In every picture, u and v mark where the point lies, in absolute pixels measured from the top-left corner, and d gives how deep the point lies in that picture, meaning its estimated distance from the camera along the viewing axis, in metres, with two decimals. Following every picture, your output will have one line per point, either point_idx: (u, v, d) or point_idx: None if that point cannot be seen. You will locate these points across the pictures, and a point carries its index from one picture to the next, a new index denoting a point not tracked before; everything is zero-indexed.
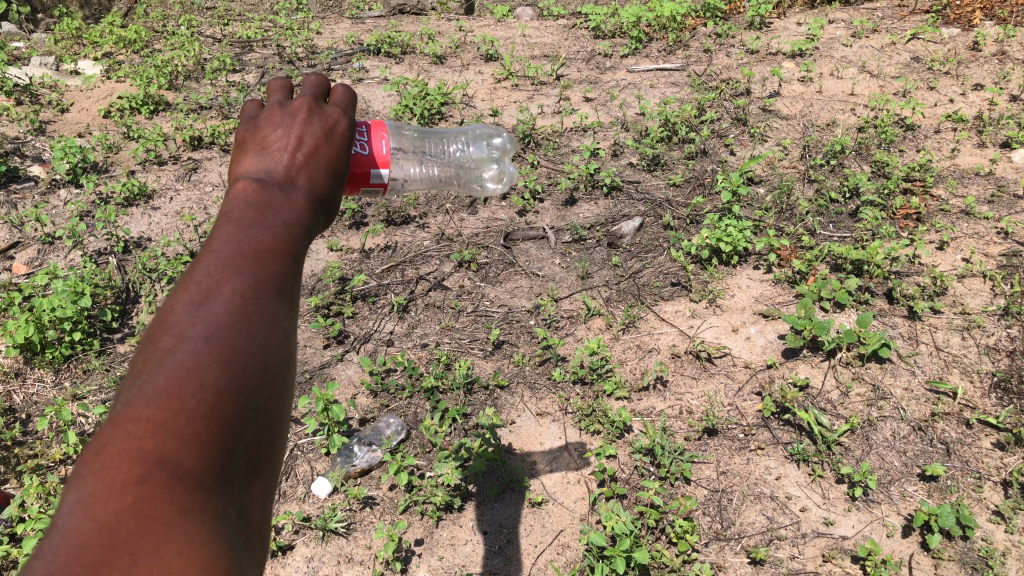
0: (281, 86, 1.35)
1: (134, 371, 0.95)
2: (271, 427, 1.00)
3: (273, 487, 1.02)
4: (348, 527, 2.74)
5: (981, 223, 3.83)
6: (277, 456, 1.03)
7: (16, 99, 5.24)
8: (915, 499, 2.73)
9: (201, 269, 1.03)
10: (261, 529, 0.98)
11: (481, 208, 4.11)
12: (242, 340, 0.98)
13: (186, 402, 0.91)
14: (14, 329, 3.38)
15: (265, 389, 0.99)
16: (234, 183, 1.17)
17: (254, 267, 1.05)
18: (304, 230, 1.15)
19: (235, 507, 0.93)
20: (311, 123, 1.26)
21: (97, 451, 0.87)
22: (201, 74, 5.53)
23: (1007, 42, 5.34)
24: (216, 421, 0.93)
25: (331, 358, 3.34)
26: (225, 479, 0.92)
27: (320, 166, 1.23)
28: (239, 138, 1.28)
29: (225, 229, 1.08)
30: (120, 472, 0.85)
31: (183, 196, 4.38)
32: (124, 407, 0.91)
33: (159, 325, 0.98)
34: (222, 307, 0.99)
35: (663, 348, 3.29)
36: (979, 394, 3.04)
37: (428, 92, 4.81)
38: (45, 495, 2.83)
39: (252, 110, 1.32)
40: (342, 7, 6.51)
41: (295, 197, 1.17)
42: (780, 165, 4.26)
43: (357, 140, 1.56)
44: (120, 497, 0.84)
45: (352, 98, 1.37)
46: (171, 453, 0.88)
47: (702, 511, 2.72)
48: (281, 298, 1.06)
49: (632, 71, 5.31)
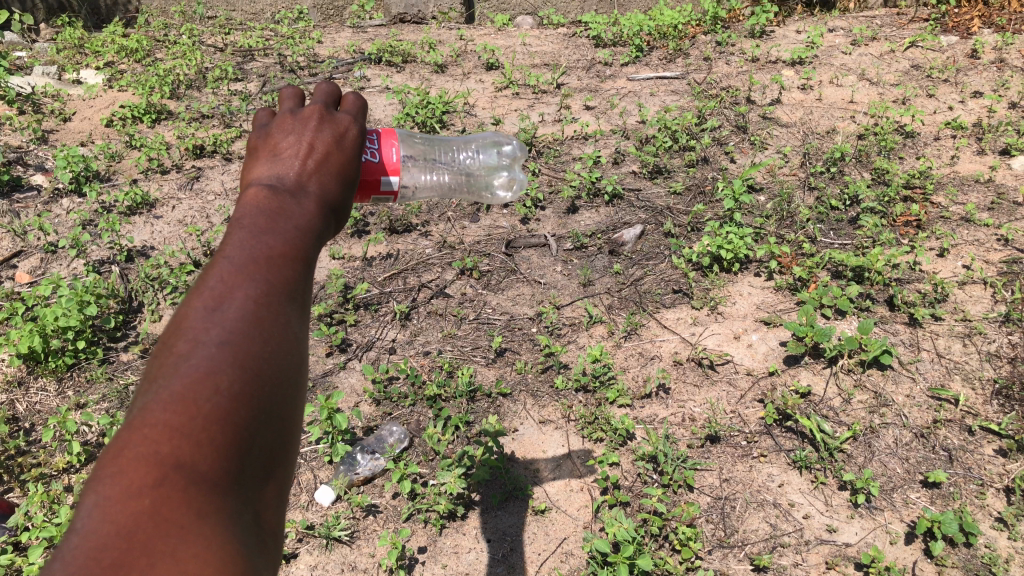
0: (293, 94, 1.36)
1: (149, 376, 0.96)
2: (285, 431, 1.01)
3: (287, 490, 1.02)
4: (351, 536, 2.74)
5: (981, 230, 3.84)
6: (290, 460, 1.03)
7: (19, 108, 5.27)
8: (918, 506, 2.74)
9: (214, 274, 1.04)
10: (276, 532, 0.99)
11: (482, 216, 4.13)
12: (256, 345, 0.99)
13: (202, 406, 0.92)
14: (18, 339, 3.40)
15: (278, 393, 1.00)
16: (245, 190, 1.18)
17: (267, 272, 1.06)
18: (315, 236, 1.16)
19: (249, 511, 0.94)
20: (322, 130, 1.27)
21: (114, 455, 0.88)
22: (202, 83, 5.56)
23: (1006, 50, 5.36)
24: (231, 425, 0.93)
25: (333, 366, 3.35)
26: (239, 483, 0.93)
27: (330, 172, 1.24)
28: (250, 145, 1.29)
29: (238, 236, 1.09)
30: (139, 475, 0.87)
31: (185, 205, 4.40)
32: (141, 411, 0.92)
33: (174, 330, 0.99)
34: (236, 312, 1.00)
35: (665, 355, 3.30)
36: (981, 401, 3.05)
37: (429, 101, 4.83)
38: (49, 504, 2.85)
39: (264, 118, 1.33)
40: (342, 16, 6.53)
41: (306, 203, 1.18)
42: (779, 173, 4.27)
43: (367, 147, 1.58)
44: (138, 500, 0.85)
45: (363, 104, 1.38)
46: (187, 458, 0.89)
47: (705, 518, 2.72)
48: (293, 303, 1.06)
49: (632, 80, 5.33)
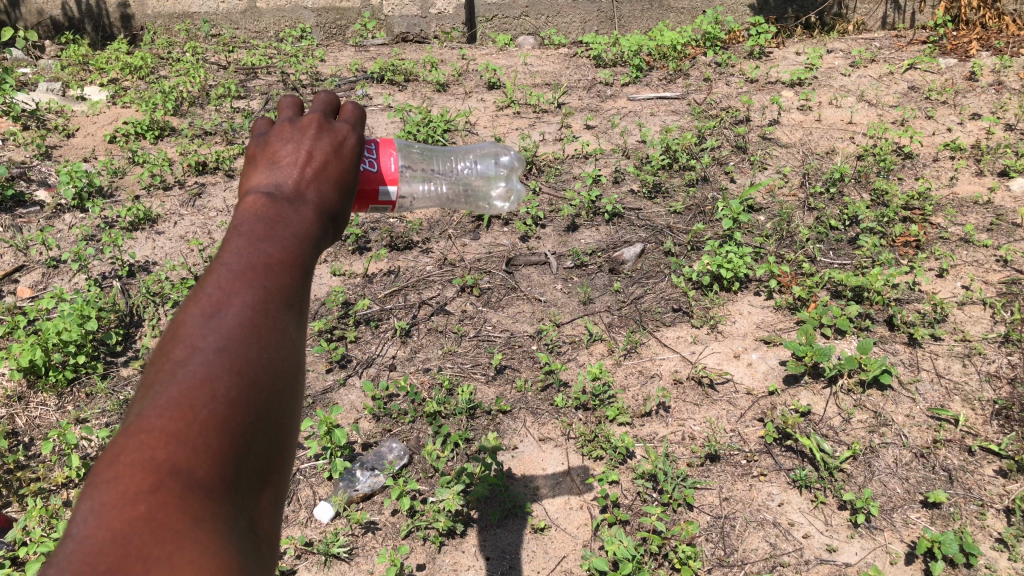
0: (292, 103, 1.38)
1: (146, 383, 0.97)
2: (282, 437, 1.02)
3: (284, 495, 1.04)
4: (350, 553, 2.74)
5: (980, 250, 3.86)
6: (287, 466, 1.04)
7: (23, 125, 5.32)
8: (918, 526, 2.73)
9: (212, 281, 1.05)
10: (272, 538, 1.00)
11: (483, 233, 4.15)
12: (253, 352, 1.00)
13: (198, 413, 0.93)
14: (19, 353, 3.41)
15: (275, 399, 1.01)
16: (244, 197, 1.19)
17: (265, 280, 1.07)
18: (313, 243, 1.18)
19: (245, 517, 0.95)
20: (321, 138, 1.29)
21: (111, 461, 0.90)
22: (206, 100, 5.60)
23: (1004, 73, 5.43)
24: (227, 431, 0.94)
25: (333, 383, 3.36)
26: (236, 489, 0.94)
27: (329, 181, 1.26)
28: (249, 154, 1.30)
29: (236, 243, 1.10)
30: (135, 481, 0.87)
31: (187, 220, 4.42)
32: (137, 417, 0.93)
33: (170, 337, 1.00)
34: (234, 319, 1.01)
35: (665, 373, 3.30)
36: (981, 421, 3.05)
37: (431, 120, 4.89)
38: (47, 519, 2.86)
39: (262, 127, 1.35)
40: (345, 34, 6.60)
41: (304, 211, 1.19)
42: (779, 193, 4.29)
43: (366, 157, 1.60)
44: (134, 505, 0.86)
45: (361, 114, 1.40)
46: (183, 463, 0.90)
47: (705, 537, 2.71)
48: (290, 309, 1.08)
49: (632, 100, 5.38)
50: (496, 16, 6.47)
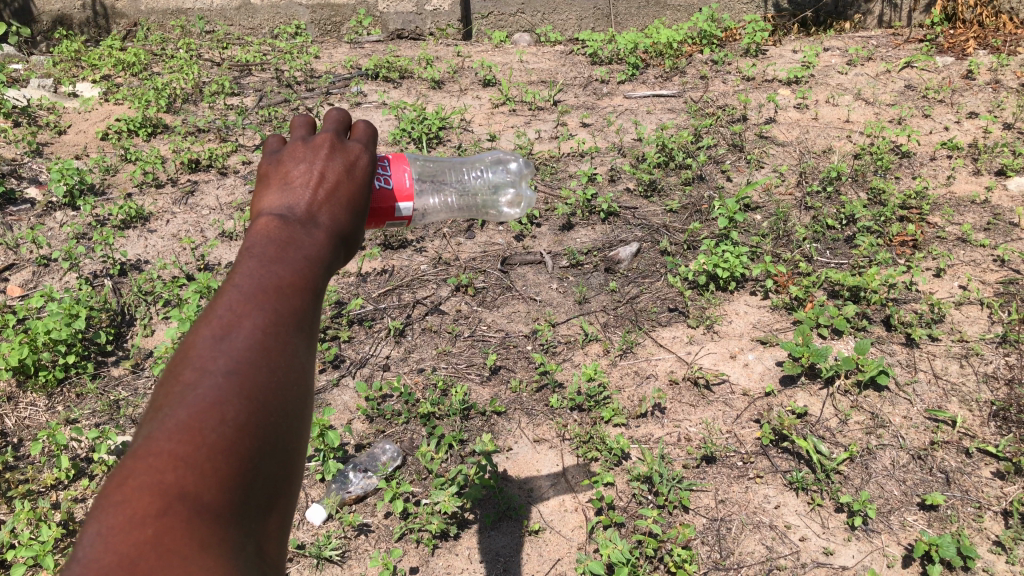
0: (305, 122, 1.34)
1: (154, 405, 0.94)
2: (289, 462, 0.99)
3: (290, 522, 1.00)
4: (342, 555, 2.71)
5: (978, 250, 3.84)
6: (293, 492, 1.01)
7: (14, 121, 5.28)
8: (915, 529, 2.71)
9: (223, 302, 1.02)
10: (277, 563, 0.97)
11: (477, 232, 4.11)
12: (262, 375, 0.97)
13: (207, 436, 0.90)
14: (7, 353, 3.37)
15: (284, 425, 0.98)
16: (256, 219, 1.16)
17: (275, 302, 1.04)
18: (324, 266, 1.15)
19: (252, 543, 0.92)
20: (334, 158, 1.25)
21: (118, 484, 0.86)
22: (199, 97, 5.55)
23: (1001, 71, 5.41)
24: (235, 456, 0.91)
25: (326, 383, 3.32)
26: (242, 515, 0.91)
27: (341, 203, 1.22)
28: (260, 172, 1.27)
29: (247, 264, 1.07)
30: (141, 504, 0.84)
31: (180, 219, 4.38)
32: (145, 440, 0.89)
33: (180, 359, 0.97)
34: (244, 342, 0.99)
35: (661, 374, 3.28)
36: (979, 422, 3.03)
37: (426, 117, 4.86)
38: (35, 521, 2.81)
39: (274, 145, 1.32)
40: (340, 31, 6.54)
41: (316, 234, 1.16)
42: (776, 192, 4.27)
43: (380, 174, 1.58)
44: (141, 529, 0.83)
45: (373, 133, 1.36)
46: (191, 488, 0.87)
47: (700, 540, 2.69)
48: (301, 333, 1.05)
49: (629, 97, 5.34)
50: (492, 12, 6.41)
